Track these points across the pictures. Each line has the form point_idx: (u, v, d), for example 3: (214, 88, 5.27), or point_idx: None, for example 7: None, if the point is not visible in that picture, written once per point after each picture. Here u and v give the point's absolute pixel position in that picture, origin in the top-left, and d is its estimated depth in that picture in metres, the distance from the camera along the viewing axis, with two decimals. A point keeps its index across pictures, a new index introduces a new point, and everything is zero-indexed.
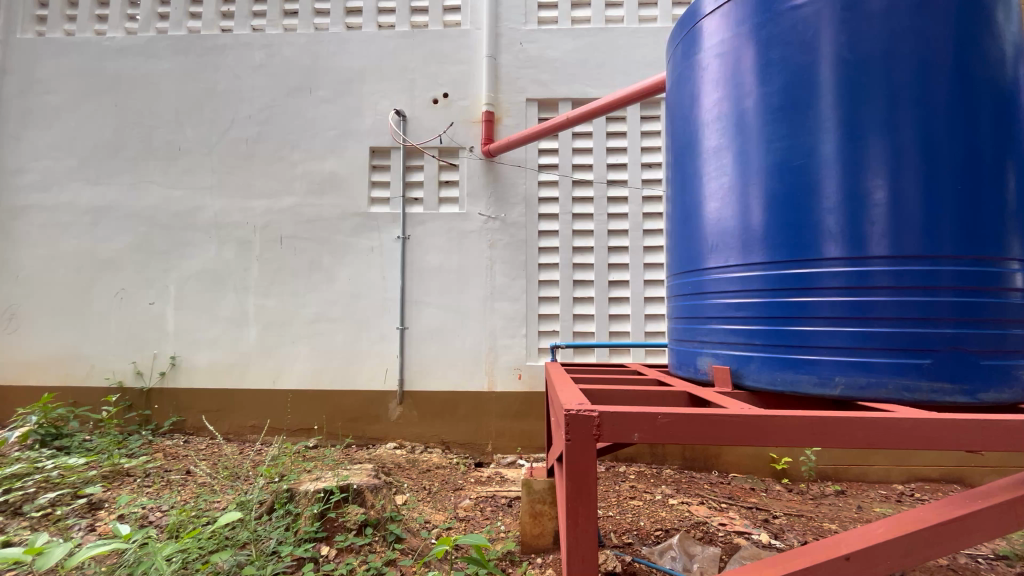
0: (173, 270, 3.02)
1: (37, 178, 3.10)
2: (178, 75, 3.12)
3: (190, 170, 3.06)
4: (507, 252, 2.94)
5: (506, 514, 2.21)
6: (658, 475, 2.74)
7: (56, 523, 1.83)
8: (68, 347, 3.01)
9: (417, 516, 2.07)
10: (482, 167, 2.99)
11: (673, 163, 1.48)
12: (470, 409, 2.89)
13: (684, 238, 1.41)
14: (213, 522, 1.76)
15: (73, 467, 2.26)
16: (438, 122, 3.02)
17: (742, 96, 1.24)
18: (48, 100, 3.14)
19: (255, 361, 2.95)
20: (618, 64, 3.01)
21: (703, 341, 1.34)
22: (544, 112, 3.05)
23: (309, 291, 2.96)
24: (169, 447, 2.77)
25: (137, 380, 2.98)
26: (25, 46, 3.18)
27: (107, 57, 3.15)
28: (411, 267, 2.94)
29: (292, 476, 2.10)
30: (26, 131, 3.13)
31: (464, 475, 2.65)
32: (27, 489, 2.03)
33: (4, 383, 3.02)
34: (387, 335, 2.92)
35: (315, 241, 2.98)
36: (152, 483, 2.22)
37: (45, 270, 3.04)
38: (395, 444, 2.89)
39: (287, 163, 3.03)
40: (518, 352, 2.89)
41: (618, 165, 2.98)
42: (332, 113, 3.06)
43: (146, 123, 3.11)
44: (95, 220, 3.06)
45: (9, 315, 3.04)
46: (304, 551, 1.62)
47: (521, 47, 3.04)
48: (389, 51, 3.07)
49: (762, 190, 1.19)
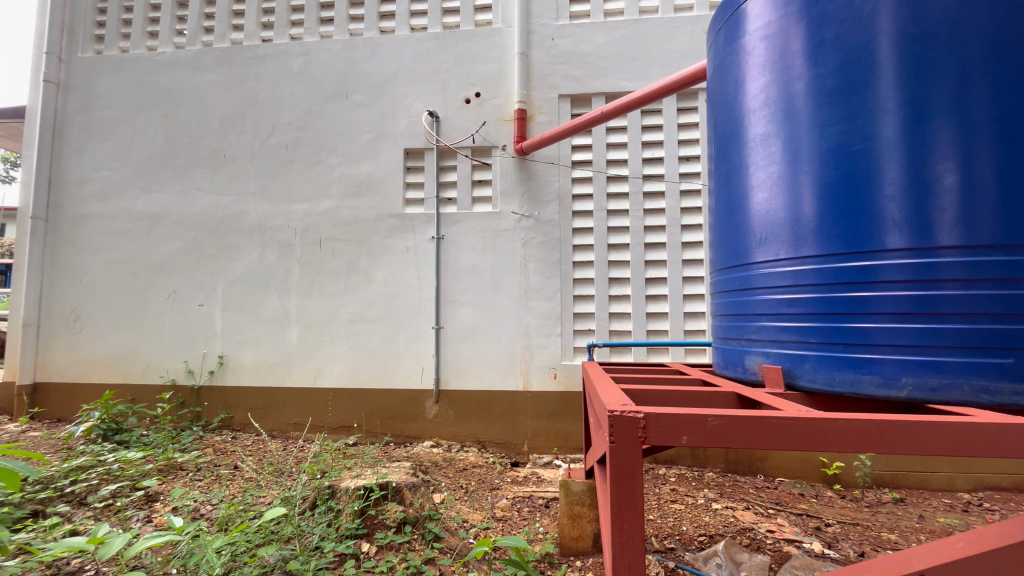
0: (221, 272, 3.14)
1: (98, 187, 3.30)
2: (222, 86, 3.25)
3: (235, 177, 3.18)
4: (541, 251, 2.91)
5: (544, 515, 2.18)
6: (700, 478, 2.65)
7: (117, 514, 1.94)
8: (127, 347, 3.19)
9: (455, 515, 2.07)
10: (515, 166, 2.97)
11: (716, 155, 1.42)
12: (505, 408, 2.88)
13: (729, 232, 1.34)
14: (260, 516, 1.82)
15: (132, 461, 2.40)
16: (471, 122, 3.03)
17: (791, 81, 1.17)
18: (106, 114, 3.34)
19: (297, 361, 3.04)
20: (653, 56, 2.93)
21: (751, 339, 1.28)
22: (578, 107, 3.01)
23: (347, 292, 3.02)
24: (219, 443, 2.89)
25: (189, 378, 3.12)
26: (85, 64, 3.39)
27: (158, 71, 3.32)
28: (446, 267, 2.96)
29: (333, 474, 2.15)
30: (87, 144, 3.33)
31: (500, 475, 2.64)
32: (91, 480, 2.16)
33: (70, 380, 3.22)
34: (423, 335, 2.95)
35: (353, 243, 3.04)
36: (203, 477, 2.32)
37: (106, 275, 3.24)
38: (432, 442, 2.91)
39: (325, 167, 3.11)
40: (553, 352, 2.85)
41: (655, 159, 2.90)
42: (368, 117, 3.11)
43: (194, 132, 3.25)
44: (150, 227, 3.22)
45: (74, 317, 3.24)
46: (346, 547, 1.65)
47: (553, 42, 3.00)
48: (421, 53, 3.09)
49: (815, 178, 1.12)
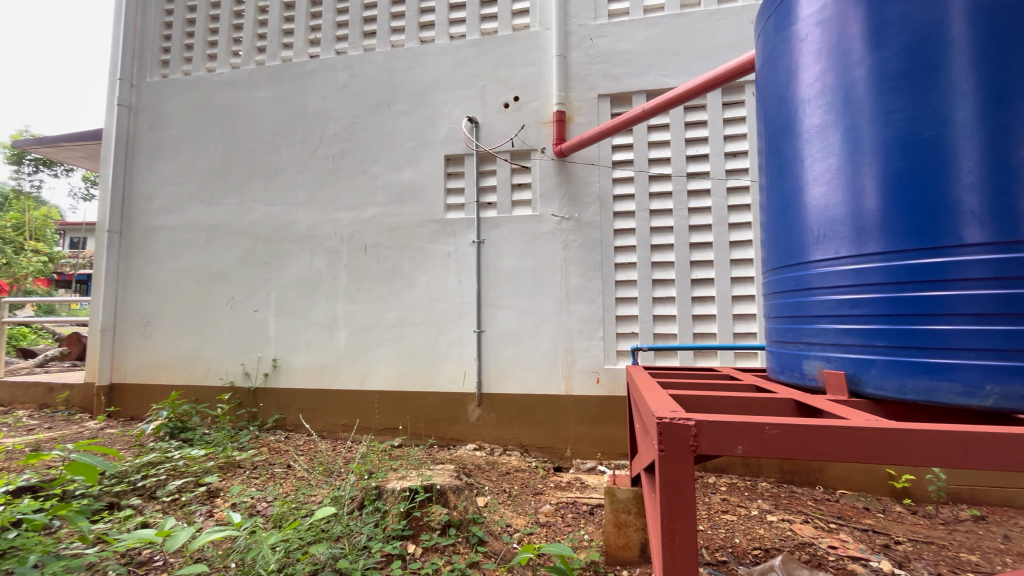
0: (273, 279, 3.29)
1: (164, 201, 3.54)
2: (274, 102, 3.41)
3: (286, 188, 3.33)
4: (582, 254, 2.88)
5: (589, 522, 2.14)
6: (753, 488, 2.53)
7: (182, 508, 2.07)
8: (190, 350, 3.40)
9: (499, 519, 2.07)
10: (554, 168, 2.96)
11: (767, 148, 1.35)
12: (547, 412, 2.86)
13: (783, 230, 1.27)
14: (311, 514, 1.88)
15: (196, 458, 2.55)
16: (510, 126, 3.04)
17: (850, 66, 1.09)
18: (170, 133, 3.59)
19: (345, 364, 3.14)
20: (696, 50, 2.84)
21: (810, 343, 1.20)
22: (618, 107, 2.96)
23: (391, 297, 3.09)
24: (273, 442, 3.03)
25: (246, 380, 3.28)
26: (153, 87, 3.65)
27: (217, 91, 3.53)
28: (486, 271, 2.98)
29: (380, 474, 2.20)
30: (154, 161, 3.59)
31: (543, 480, 2.62)
32: (160, 476, 2.31)
33: (142, 381, 3.46)
34: (465, 338, 2.97)
35: (396, 248, 3.11)
36: (259, 475, 2.42)
37: (172, 282, 3.47)
38: (475, 445, 2.92)
39: (369, 176, 3.20)
40: (595, 356, 2.81)
41: (699, 156, 2.81)
42: (409, 125, 3.18)
43: (249, 147, 3.43)
44: (210, 237, 3.43)
45: (145, 322, 3.49)
46: (393, 548, 1.67)
47: (592, 42, 2.97)
48: (460, 60, 3.14)
49: (879, 169, 1.04)
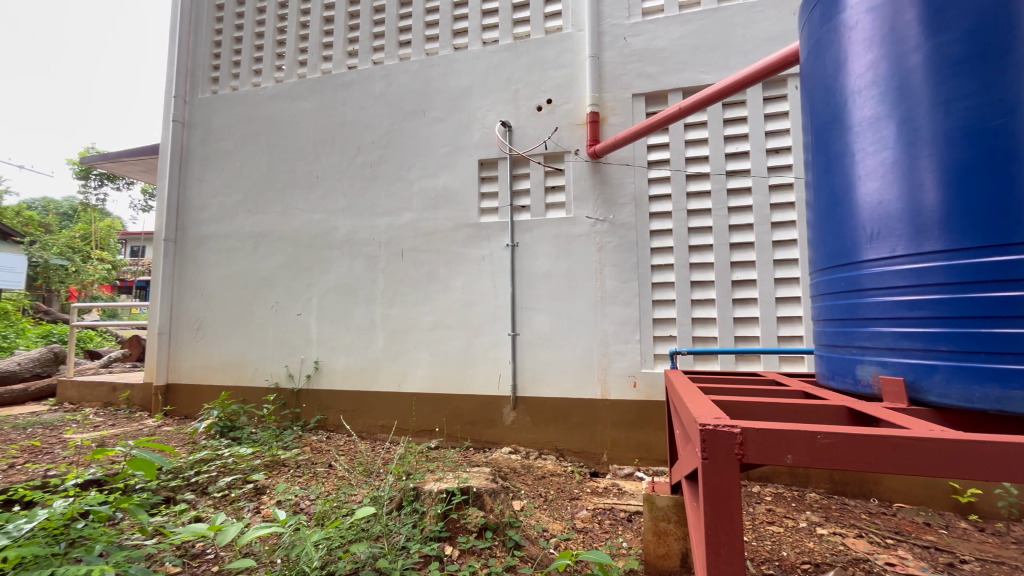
0: (315, 284, 3.41)
1: (214, 211, 3.73)
2: (316, 112, 3.54)
3: (327, 195, 3.44)
4: (617, 255, 2.84)
5: (627, 529, 2.10)
6: (801, 499, 2.42)
7: (232, 504, 2.16)
8: (238, 352, 3.56)
9: (535, 524, 2.06)
10: (588, 169, 2.93)
11: (812, 143, 1.29)
12: (583, 416, 2.83)
13: (832, 228, 1.20)
14: (352, 513, 1.92)
15: (244, 455, 2.66)
16: (543, 129, 3.04)
17: (905, 53, 1.03)
18: (220, 145, 3.77)
19: (383, 366, 3.21)
20: (735, 44, 2.75)
21: (863, 347, 1.13)
22: (653, 106, 2.91)
23: (427, 300, 3.14)
24: (315, 442, 3.12)
25: (290, 382, 3.40)
26: (204, 103, 3.86)
27: (262, 104, 3.69)
28: (520, 274, 2.98)
29: (417, 475, 2.23)
30: (205, 173, 3.79)
31: (580, 485, 2.58)
32: (211, 472, 2.43)
33: (194, 382, 3.65)
34: (499, 341, 2.98)
35: (432, 253, 3.16)
36: (303, 474, 2.51)
37: (221, 287, 3.64)
38: (510, 449, 2.93)
39: (405, 182, 3.27)
40: (632, 359, 2.76)
41: (739, 154, 2.72)
42: (444, 131, 3.23)
43: (291, 157, 3.57)
44: (256, 244, 3.58)
45: (197, 326, 3.68)
46: (430, 549, 1.69)
47: (626, 41, 2.93)
48: (493, 65, 3.16)
49: (940, 161, 0.98)
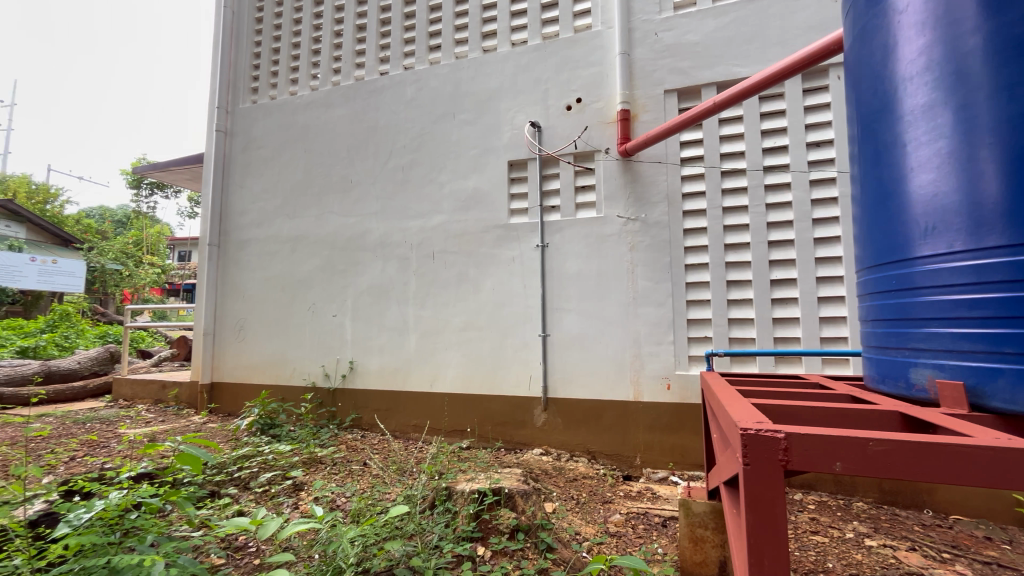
0: (349, 286, 3.49)
1: (254, 216, 3.87)
2: (349, 118, 3.63)
3: (360, 199, 3.52)
4: (649, 255, 2.78)
5: (661, 535, 2.05)
6: (847, 508, 2.30)
7: (272, 499, 2.24)
8: (277, 352, 3.68)
9: (568, 527, 2.04)
10: (619, 168, 2.89)
11: (858, 135, 1.22)
12: (615, 418, 2.79)
13: (881, 224, 1.14)
14: (386, 511, 1.95)
15: (283, 452, 2.75)
16: (573, 128, 3.01)
17: (961, 37, 0.97)
18: (259, 152, 3.92)
19: (415, 366, 3.26)
20: (772, 35, 2.66)
21: (917, 350, 1.06)
22: (686, 102, 2.84)
23: (458, 301, 3.17)
24: (350, 440, 3.19)
25: (326, 381, 3.49)
26: (245, 112, 4.03)
27: (298, 111, 3.81)
28: (551, 274, 2.97)
29: (450, 475, 2.25)
30: (246, 179, 3.94)
31: (612, 488, 2.55)
32: (253, 468, 2.53)
33: (237, 380, 3.80)
34: (530, 342, 2.98)
35: (462, 254, 3.18)
36: (339, 471, 2.57)
37: (261, 290, 3.78)
38: (541, 450, 2.92)
39: (436, 185, 3.31)
40: (665, 361, 2.70)
41: (777, 149, 2.63)
42: (474, 134, 3.25)
43: (326, 162, 3.67)
44: (294, 247, 3.70)
45: (239, 327, 3.83)
46: (463, 549, 1.70)
47: (657, 37, 2.88)
48: (523, 66, 3.16)
49: (1002, 149, 0.91)
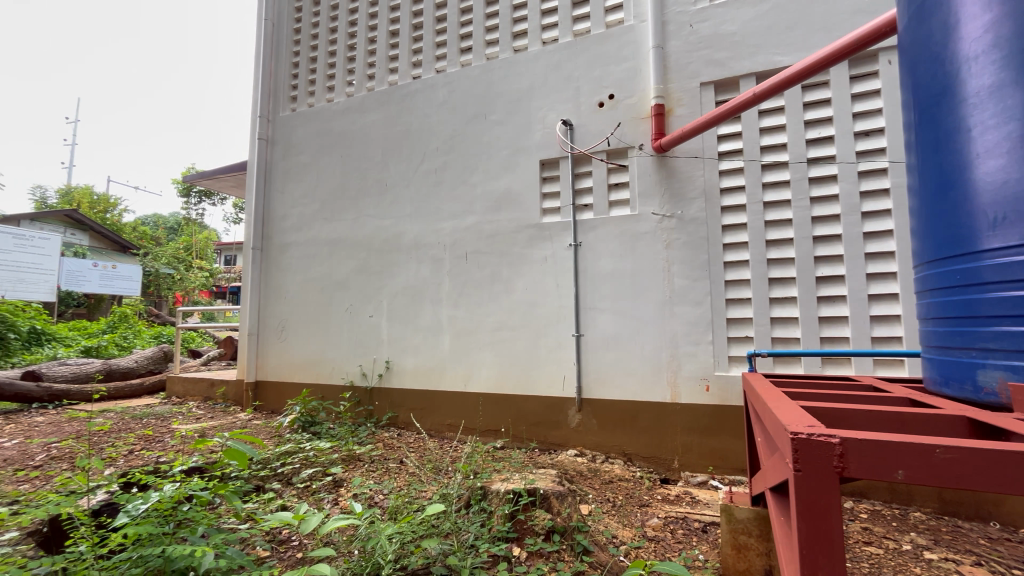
0: (385, 287, 3.56)
1: (295, 220, 4.00)
2: (384, 123, 3.70)
3: (395, 202, 3.58)
4: (686, 252, 2.71)
5: (702, 540, 1.99)
6: (903, 518, 2.17)
7: (314, 494, 2.31)
8: (317, 352, 3.79)
9: (604, 529, 2.01)
10: (654, 164, 2.83)
11: (916, 121, 1.15)
12: (652, 420, 2.73)
13: (942, 216, 1.06)
14: (423, 509, 1.97)
15: (324, 450, 2.84)
16: (605, 125, 2.97)
17: None
18: (298, 159, 4.05)
19: (449, 366, 3.29)
20: (816, 20, 2.54)
21: (986, 350, 0.99)
22: (723, 94, 2.75)
23: (491, 301, 3.17)
24: (387, 439, 3.24)
25: (364, 380, 3.57)
26: (285, 120, 4.17)
27: (335, 118, 3.92)
28: (584, 274, 2.93)
29: (485, 475, 2.26)
30: (286, 185, 4.08)
31: (649, 491, 2.49)
32: (295, 464, 2.62)
33: (280, 379, 3.94)
34: (563, 342, 2.95)
35: (495, 254, 3.19)
36: (376, 469, 2.62)
37: (301, 291, 3.90)
38: (576, 450, 2.89)
39: (468, 186, 3.33)
40: (704, 361, 2.62)
41: (822, 139, 2.51)
42: (505, 134, 3.25)
43: (362, 166, 3.75)
44: (332, 250, 3.80)
45: (281, 327, 3.97)
46: (498, 549, 1.70)
47: (692, 29, 2.80)
48: (554, 64, 3.14)
49: None
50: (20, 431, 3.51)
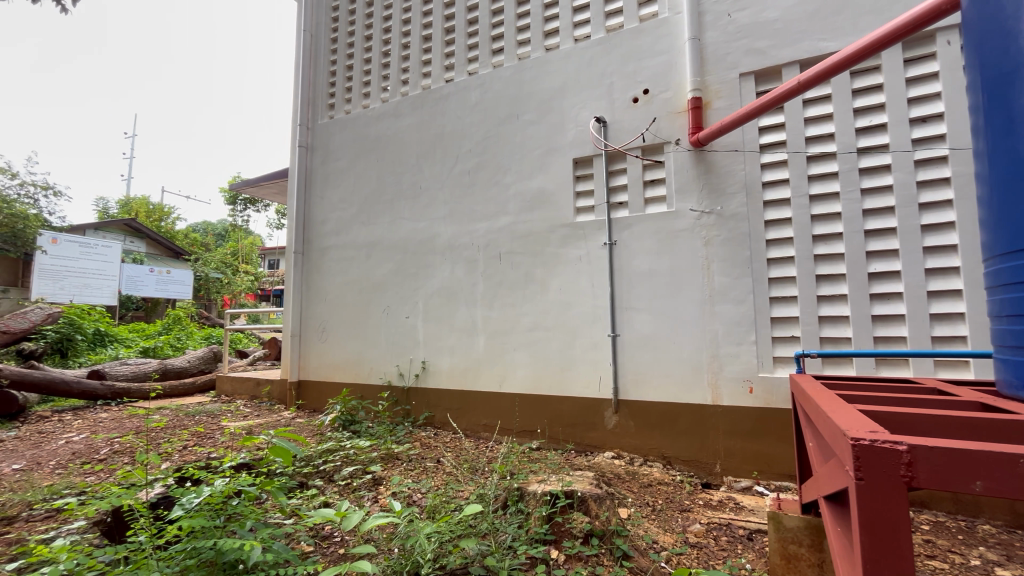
0: (420, 289, 3.61)
1: (334, 224, 4.12)
2: (417, 127, 3.76)
3: (429, 204, 3.63)
4: (727, 249, 2.61)
5: (748, 549, 1.91)
6: (970, 531, 2.02)
7: (354, 492, 2.36)
8: (356, 352, 3.89)
9: (644, 534, 1.96)
10: (691, 159, 2.74)
11: (984, 104, 1.06)
12: (691, 423, 2.65)
13: (1016, 205, 0.98)
14: (460, 509, 1.98)
15: (363, 448, 2.90)
16: (640, 121, 2.91)
17: None
18: (336, 164, 4.17)
19: (484, 366, 3.30)
20: (866, 2, 2.40)
21: None
22: (764, 84, 2.64)
23: (526, 302, 3.16)
24: (424, 438, 3.28)
25: (401, 380, 3.64)
26: (323, 128, 4.31)
27: (371, 123, 4.01)
28: (619, 273, 2.88)
29: (521, 476, 2.26)
30: (325, 190, 4.21)
31: (690, 496, 2.42)
32: (336, 462, 2.69)
33: (321, 378, 4.06)
34: (599, 342, 2.91)
35: (529, 255, 3.18)
36: (414, 468, 2.66)
37: (340, 293, 4.01)
38: (613, 453, 2.84)
39: (501, 186, 3.34)
40: (747, 362, 2.52)
41: (874, 127, 2.37)
42: (538, 134, 3.24)
43: (397, 170, 3.82)
44: (369, 252, 3.89)
45: (322, 329, 4.09)
46: (537, 551, 1.69)
47: (730, 18, 2.70)
48: (587, 62, 3.11)
49: None
50: (87, 426, 3.76)
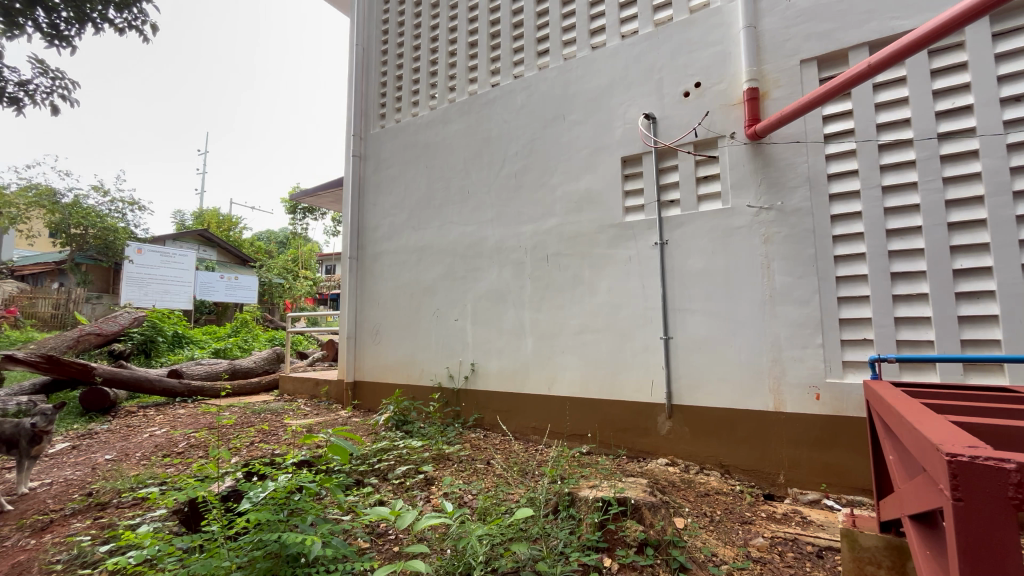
0: (469, 291, 3.65)
1: (386, 230, 4.25)
2: (464, 132, 3.81)
3: (477, 208, 3.67)
4: (789, 247, 2.47)
5: (817, 567, 1.78)
6: None
7: (407, 491, 2.42)
8: (408, 354, 3.99)
9: (702, 546, 1.87)
10: (748, 153, 2.61)
11: None
12: (752, 430, 2.51)
13: None
14: (511, 512, 1.97)
15: (416, 448, 2.96)
16: (692, 116, 2.81)
17: None
18: (387, 172, 4.31)
19: (533, 369, 3.29)
20: None
21: None
22: (828, 70, 2.48)
23: (575, 303, 3.13)
24: (474, 439, 3.31)
25: (451, 381, 3.70)
26: (375, 137, 4.47)
27: (420, 131, 4.12)
28: (672, 274, 2.79)
29: (572, 480, 2.23)
30: (377, 197, 4.36)
31: (752, 508, 2.29)
32: (390, 460, 2.77)
33: (375, 379, 4.20)
34: (651, 345, 2.82)
35: (577, 256, 3.14)
36: (465, 469, 2.68)
37: (393, 296, 4.13)
38: (667, 460, 2.74)
39: (548, 188, 3.32)
40: (813, 367, 2.36)
41: (957, 110, 2.16)
42: (585, 134, 3.20)
43: (445, 175, 3.89)
44: (419, 256, 3.98)
45: (376, 331, 4.23)
46: (590, 558, 1.65)
47: (789, 2, 2.56)
48: (634, 57, 3.04)
49: None
50: (167, 421, 4.09)
